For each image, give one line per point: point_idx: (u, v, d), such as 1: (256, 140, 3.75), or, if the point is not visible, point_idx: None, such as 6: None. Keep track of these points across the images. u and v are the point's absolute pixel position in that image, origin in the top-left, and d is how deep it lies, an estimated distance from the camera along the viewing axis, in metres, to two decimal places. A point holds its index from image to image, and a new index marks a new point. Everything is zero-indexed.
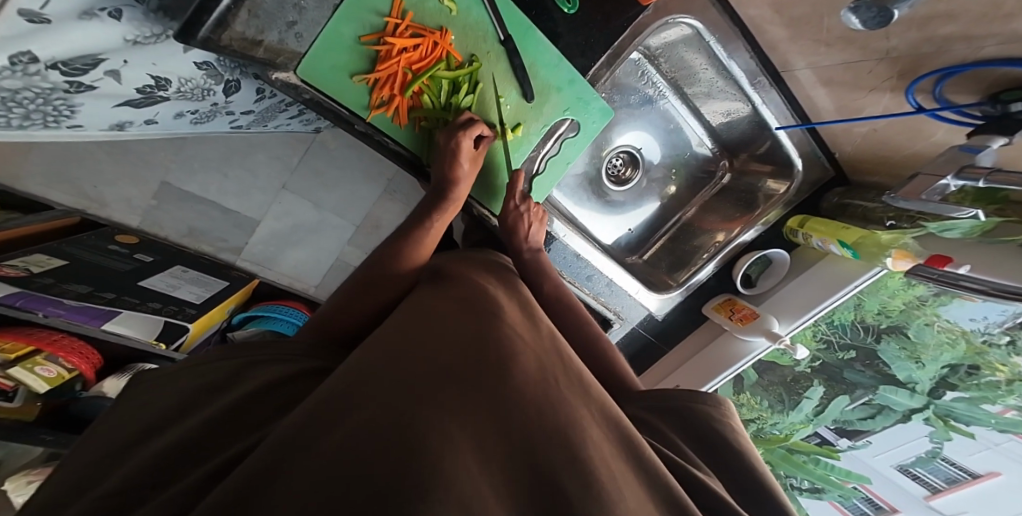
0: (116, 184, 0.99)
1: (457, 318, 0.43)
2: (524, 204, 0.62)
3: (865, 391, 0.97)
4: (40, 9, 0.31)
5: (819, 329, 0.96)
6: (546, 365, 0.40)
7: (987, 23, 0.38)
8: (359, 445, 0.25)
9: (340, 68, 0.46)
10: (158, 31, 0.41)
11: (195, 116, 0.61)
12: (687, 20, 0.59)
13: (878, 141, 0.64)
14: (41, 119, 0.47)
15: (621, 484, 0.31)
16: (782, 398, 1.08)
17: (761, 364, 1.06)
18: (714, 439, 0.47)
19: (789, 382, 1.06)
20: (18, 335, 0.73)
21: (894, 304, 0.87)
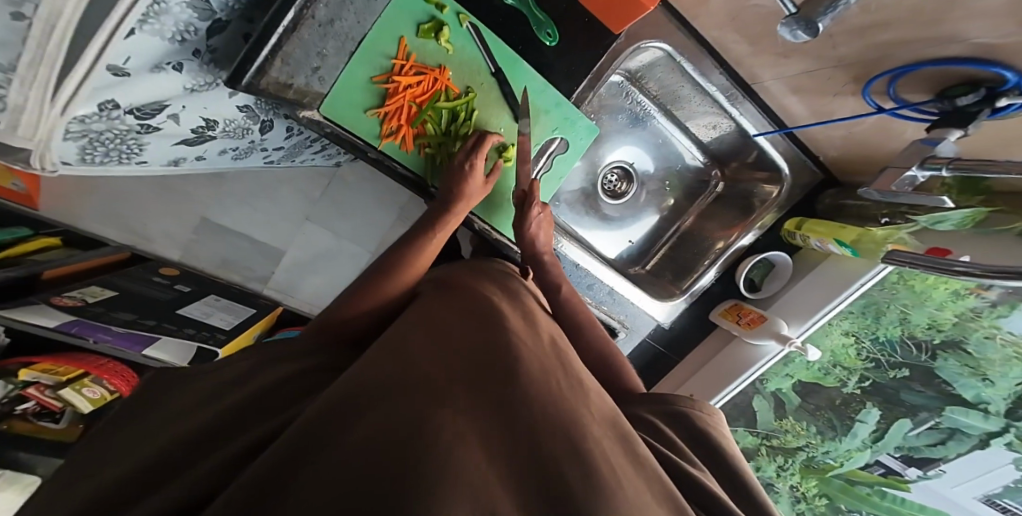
0: (159, 221, 1.11)
1: (461, 332, 0.46)
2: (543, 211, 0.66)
3: (930, 413, 0.90)
4: (123, 64, 0.41)
5: (863, 345, 0.94)
6: (547, 372, 0.41)
7: (919, 30, 0.42)
8: (376, 438, 0.26)
9: (355, 105, 0.54)
10: (210, 80, 0.50)
11: (236, 152, 0.70)
12: (657, 44, 0.66)
13: (856, 142, 0.68)
14: (117, 156, 0.57)
15: (622, 479, 0.32)
16: (833, 425, 1.02)
17: (801, 387, 1.04)
18: (702, 437, 0.50)
19: (839, 404, 1.01)
20: (74, 360, 0.84)
21: (945, 317, 0.84)
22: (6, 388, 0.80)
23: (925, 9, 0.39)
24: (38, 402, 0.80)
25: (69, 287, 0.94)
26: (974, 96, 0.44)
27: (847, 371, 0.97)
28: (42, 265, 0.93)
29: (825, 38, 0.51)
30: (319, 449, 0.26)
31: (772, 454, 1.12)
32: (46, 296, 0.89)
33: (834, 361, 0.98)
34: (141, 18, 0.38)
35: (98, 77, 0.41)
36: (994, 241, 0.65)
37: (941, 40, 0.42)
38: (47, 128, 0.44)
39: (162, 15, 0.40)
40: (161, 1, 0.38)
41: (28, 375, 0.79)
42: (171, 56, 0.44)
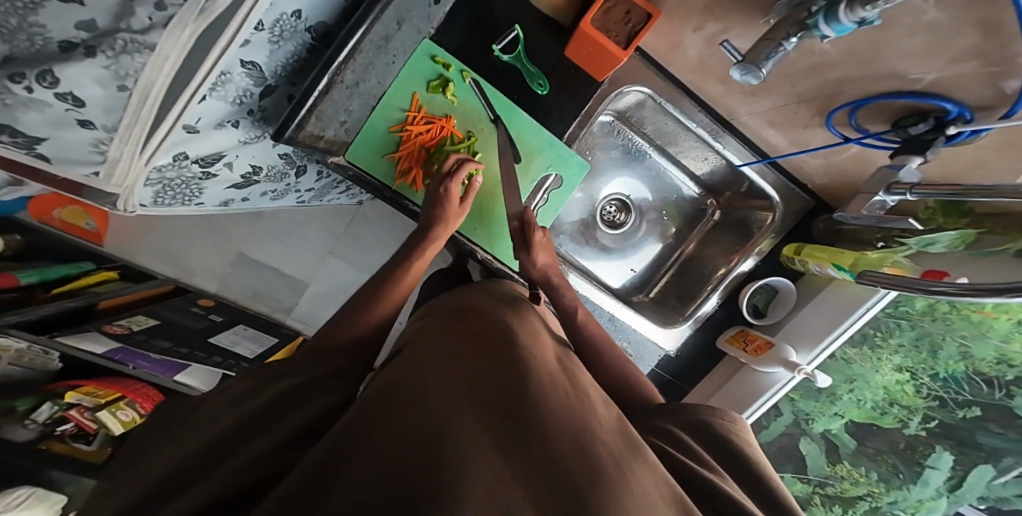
0: (204, 255, 1.24)
1: (469, 343, 0.46)
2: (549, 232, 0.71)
3: (1017, 459, 0.85)
4: (195, 123, 0.51)
5: (922, 382, 0.89)
6: (556, 383, 0.41)
7: (862, 67, 0.49)
8: (393, 452, 0.24)
9: (374, 150, 0.63)
10: (259, 133, 0.61)
11: (274, 194, 0.81)
12: (638, 88, 0.74)
13: (839, 171, 0.72)
14: (181, 199, 0.68)
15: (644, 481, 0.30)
16: (900, 471, 0.96)
17: (853, 429, 0.98)
18: (724, 446, 0.46)
19: (903, 448, 0.95)
20: (113, 384, 0.91)
21: (1014, 351, 0.79)
22: (51, 410, 0.84)
23: (862, 48, 0.46)
24: (77, 424, 0.84)
25: (118, 316, 1.04)
26: (928, 124, 0.49)
27: (907, 410, 0.92)
28: (100, 296, 1.05)
29: (781, 77, 0.57)
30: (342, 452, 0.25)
31: (828, 504, 1.04)
32: (99, 323, 1.01)
33: (890, 399, 0.92)
34: (212, 86, 0.48)
35: (176, 134, 0.50)
36: (990, 262, 0.65)
37: (889, 74, 0.47)
38: (133, 178, 0.55)
39: (227, 84, 0.50)
40: (226, 72, 0.48)
41: (72, 398, 0.85)
42: (231, 116, 0.54)
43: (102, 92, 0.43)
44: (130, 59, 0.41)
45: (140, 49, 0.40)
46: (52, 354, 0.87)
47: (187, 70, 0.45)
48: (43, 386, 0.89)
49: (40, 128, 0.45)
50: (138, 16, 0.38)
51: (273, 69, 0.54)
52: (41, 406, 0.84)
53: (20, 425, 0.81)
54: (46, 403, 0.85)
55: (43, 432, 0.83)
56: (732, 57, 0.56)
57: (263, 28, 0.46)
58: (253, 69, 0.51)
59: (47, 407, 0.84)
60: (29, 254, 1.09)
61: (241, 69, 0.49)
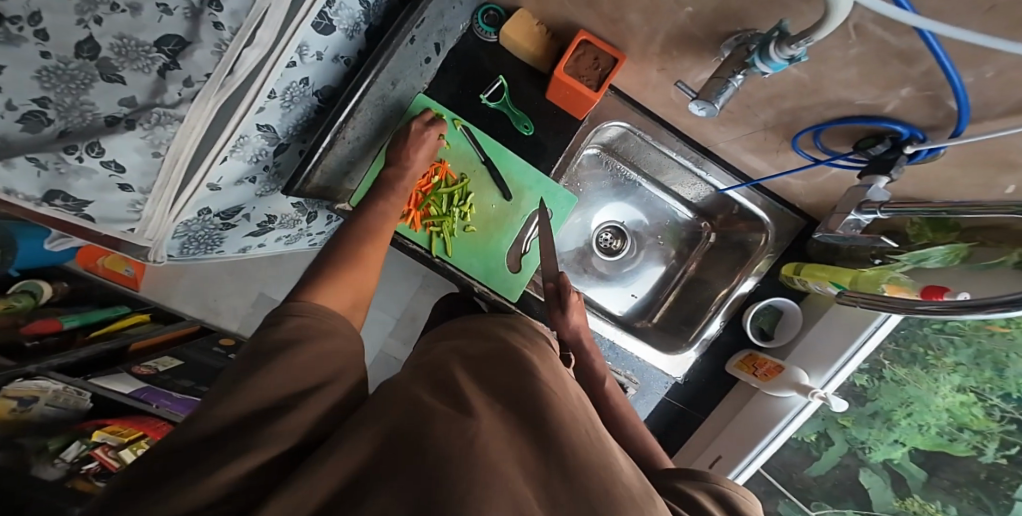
0: (229, 297, 1.31)
1: (490, 348, 0.47)
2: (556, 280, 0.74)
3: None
4: (217, 181, 0.60)
5: (992, 404, 0.77)
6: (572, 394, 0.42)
7: (809, 97, 0.53)
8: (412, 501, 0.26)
9: (376, 195, 0.69)
10: (271, 187, 0.69)
11: (289, 239, 0.88)
12: (618, 123, 0.79)
13: (817, 190, 0.76)
14: (203, 249, 0.75)
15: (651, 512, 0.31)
16: (986, 506, 0.79)
17: (922, 455, 0.85)
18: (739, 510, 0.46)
19: (985, 480, 0.79)
20: (136, 423, 0.91)
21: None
22: (78, 449, 0.84)
23: (806, 82, 0.51)
24: (101, 463, 0.83)
25: (147, 357, 1.12)
26: (885, 144, 0.52)
27: (980, 437, 0.79)
28: (131, 337, 1.13)
29: (744, 108, 0.62)
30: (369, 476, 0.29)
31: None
32: (128, 364, 1.08)
33: (958, 423, 0.80)
34: (231, 147, 0.56)
35: (200, 191, 0.59)
36: (989, 275, 0.63)
37: (832, 103, 0.52)
38: (162, 230, 0.61)
39: (245, 145, 0.58)
40: (244, 136, 0.57)
41: (99, 436, 0.85)
42: (248, 173, 0.63)
43: (139, 159, 0.50)
44: (163, 130, 0.48)
45: (171, 120, 0.48)
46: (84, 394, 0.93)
47: (209, 136, 0.53)
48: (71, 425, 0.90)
49: (87, 192, 0.51)
50: (170, 92, 0.46)
51: (285, 130, 0.62)
52: (70, 445, 0.84)
53: (49, 463, 0.80)
54: (74, 442, 0.85)
55: (69, 471, 0.81)
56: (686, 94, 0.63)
57: (275, 95, 0.54)
58: (267, 132, 0.60)
59: (76, 446, 0.84)
60: (81, 299, 1.21)
61: (257, 132, 0.58)
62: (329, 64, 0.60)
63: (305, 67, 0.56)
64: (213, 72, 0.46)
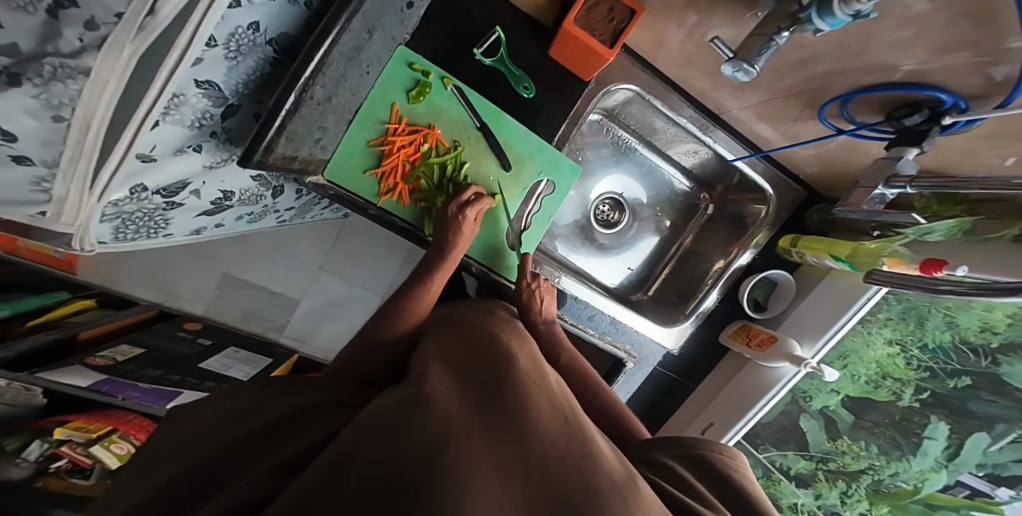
0: (188, 279, 1.19)
1: (476, 363, 0.48)
2: (535, 280, 0.72)
3: (1009, 425, 0.82)
4: (149, 151, 0.47)
5: (912, 354, 0.88)
6: (556, 403, 0.43)
7: (848, 60, 0.48)
8: (391, 461, 0.29)
9: (356, 167, 0.61)
10: (225, 157, 0.56)
11: (251, 217, 0.78)
12: (627, 86, 0.73)
13: (829, 160, 0.72)
14: (147, 232, 0.65)
15: (628, 503, 0.34)
16: (899, 443, 0.94)
17: (850, 402, 0.98)
18: (717, 475, 0.51)
19: (900, 420, 0.94)
20: (106, 417, 0.88)
21: (997, 319, 0.78)
22: (41, 447, 0.82)
23: (849, 43, 0.46)
24: (71, 460, 0.82)
25: (103, 347, 1.02)
26: (920, 115, 0.49)
27: (899, 383, 0.91)
28: (78, 326, 1.02)
29: (771, 72, 0.57)
30: (342, 463, 0.30)
31: (832, 479, 1.02)
32: (81, 356, 0.98)
33: (883, 372, 0.91)
34: (165, 110, 0.43)
35: (129, 164, 0.46)
36: (988, 248, 0.64)
37: (873, 67, 0.47)
38: (86, 215, 0.50)
39: (182, 106, 0.45)
40: (179, 94, 0.43)
41: (62, 434, 0.82)
42: (191, 141, 0.50)
43: (37, 125, 0.38)
44: (62, 87, 0.35)
45: (74, 74, 0.34)
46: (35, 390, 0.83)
47: (132, 95, 0.40)
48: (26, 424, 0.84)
49: None
50: (67, 37, 0.32)
51: (233, 88, 0.48)
52: (31, 444, 0.81)
53: (12, 463, 0.79)
54: (35, 441, 0.82)
55: (37, 469, 0.81)
56: (724, 54, 0.55)
57: (215, 44, 0.40)
58: (210, 89, 0.46)
59: (37, 445, 0.82)
60: (7, 287, 1.03)
61: (196, 90, 0.44)
62: (284, 6, 0.45)
63: (254, 6, 0.41)
64: (127, 13, 0.31)
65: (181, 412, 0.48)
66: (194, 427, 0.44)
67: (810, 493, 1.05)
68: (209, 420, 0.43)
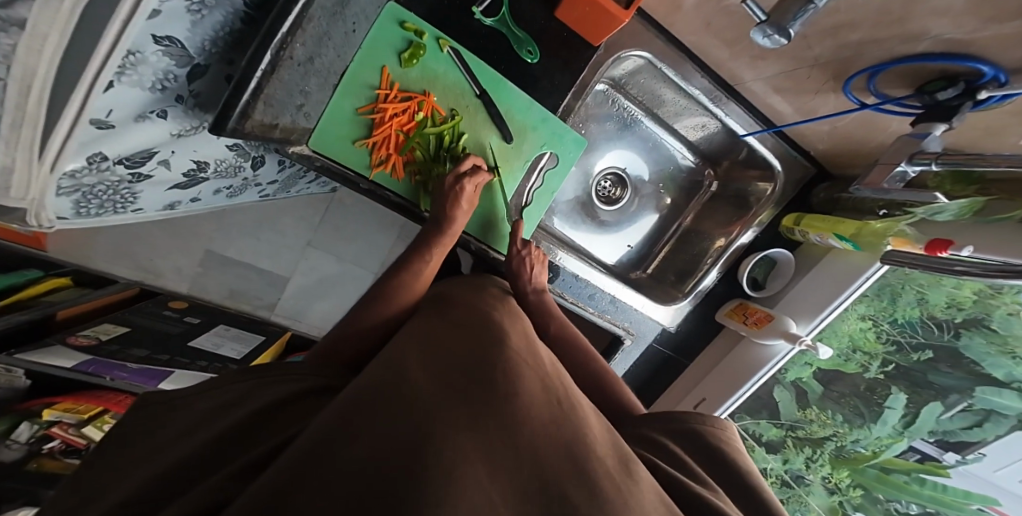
0: (168, 255, 1.14)
1: (463, 345, 0.46)
2: (525, 246, 0.69)
3: (961, 395, 0.83)
4: (106, 117, 0.41)
5: (882, 329, 0.90)
6: (548, 387, 0.42)
7: (884, 28, 0.45)
8: (375, 458, 0.26)
9: (343, 137, 0.55)
10: (196, 124, 0.51)
11: (230, 191, 0.73)
12: (638, 52, 0.68)
13: (843, 136, 0.69)
14: (112, 207, 0.60)
15: (624, 495, 0.32)
16: (861, 412, 0.96)
17: (822, 374, 0.99)
18: (707, 450, 0.50)
19: (864, 390, 0.96)
20: (92, 398, 0.89)
21: (963, 295, 0.79)
22: (31, 429, 0.83)
23: (891, 10, 0.42)
24: (64, 441, 0.84)
25: (83, 326, 0.96)
26: (956, 89, 0.47)
27: (868, 356, 0.92)
28: (55, 304, 0.95)
29: (798, 40, 0.53)
30: (321, 455, 0.28)
31: (799, 445, 1.05)
32: (61, 335, 0.93)
33: (853, 346, 0.93)
34: (118, 70, 0.37)
35: (82, 131, 0.41)
36: (997, 229, 0.61)
37: (911, 36, 0.44)
38: (38, 187, 0.44)
39: (140, 65, 0.39)
40: (137, 51, 0.38)
41: (51, 415, 0.84)
42: (153, 106, 0.44)
43: None
44: None
45: (5, 27, 0.29)
46: (16, 372, 0.82)
47: (80, 53, 0.34)
48: (13, 405, 0.85)
49: None
50: None
51: (200, 45, 0.42)
52: (19, 426, 0.83)
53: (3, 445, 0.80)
54: (24, 423, 0.83)
55: (30, 451, 0.82)
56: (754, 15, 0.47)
57: None
58: (172, 46, 0.40)
59: (26, 427, 0.83)
60: None
61: (155, 46, 0.38)
62: None
63: None
64: None
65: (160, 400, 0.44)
66: (172, 425, 0.41)
67: (778, 458, 1.07)
68: (190, 416, 0.41)
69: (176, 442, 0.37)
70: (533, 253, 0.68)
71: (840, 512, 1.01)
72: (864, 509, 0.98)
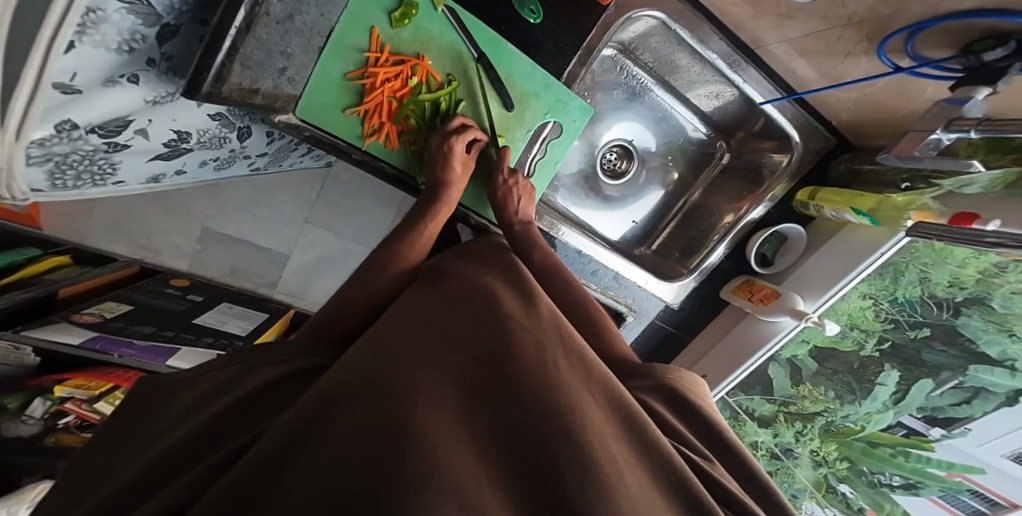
0: (166, 233, 1.12)
1: (455, 319, 0.44)
2: (512, 176, 0.63)
3: (952, 373, 0.82)
4: (70, 81, 0.38)
5: (881, 307, 0.87)
6: (545, 352, 0.39)
7: None
8: (351, 445, 0.25)
9: (332, 104, 0.52)
10: (172, 91, 0.48)
11: (217, 163, 0.70)
12: (650, 13, 0.64)
13: (870, 105, 0.65)
14: (90, 179, 0.57)
15: (621, 463, 0.30)
16: (852, 388, 0.95)
17: (818, 352, 0.97)
18: (708, 415, 0.47)
19: (857, 368, 0.94)
20: (101, 374, 0.90)
21: (967, 274, 0.76)
22: (44, 405, 0.84)
23: None
24: (78, 416, 0.85)
25: (85, 303, 0.95)
26: (1003, 51, 0.43)
27: (864, 334, 0.90)
28: (58, 282, 0.94)
29: None
30: (300, 445, 0.27)
31: (790, 420, 1.04)
32: (65, 312, 0.91)
33: (851, 323, 0.90)
34: (79, 28, 0.34)
35: (45, 96, 0.38)
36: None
37: None
38: (6, 155, 0.42)
39: (102, 24, 0.36)
40: (97, 8, 0.34)
41: (63, 392, 0.84)
42: (122, 69, 0.41)
43: None
44: None
45: None
46: (24, 349, 0.83)
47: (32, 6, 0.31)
48: (25, 382, 0.87)
49: None
50: None
51: (169, 1, 0.39)
52: (33, 402, 0.83)
53: (19, 421, 0.82)
54: (37, 399, 0.84)
55: (47, 425, 0.84)
56: None
57: None
58: (137, 3, 0.36)
59: (40, 403, 0.84)
60: None
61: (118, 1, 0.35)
62: None
63: None
64: None
65: (157, 382, 0.43)
66: (167, 411, 0.40)
67: (769, 431, 1.08)
68: (185, 402, 0.39)
69: (168, 433, 0.35)
70: (521, 182, 0.63)
71: (825, 484, 1.03)
72: (848, 480, 1.00)
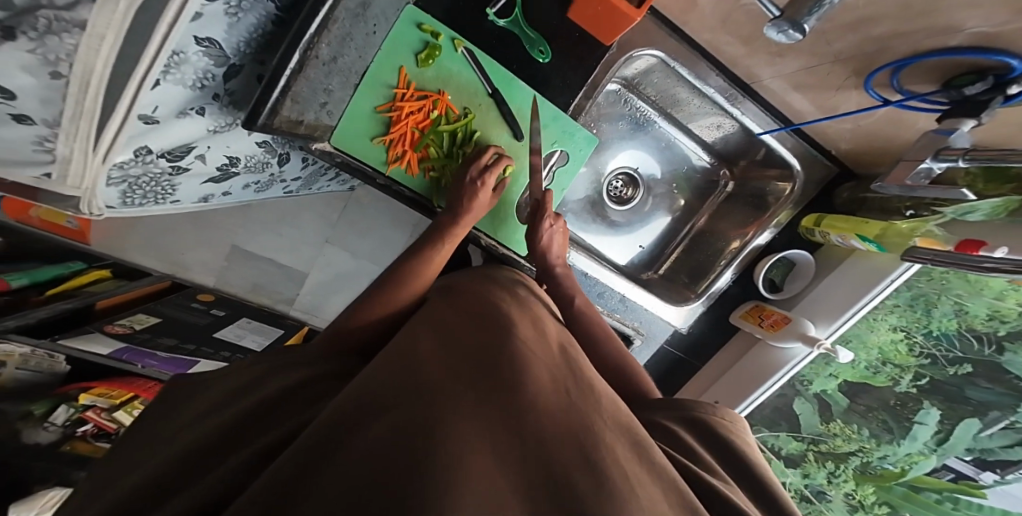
0: (196, 250, 1.19)
1: (471, 338, 0.46)
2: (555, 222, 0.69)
3: (1002, 412, 0.80)
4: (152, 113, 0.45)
5: (915, 341, 0.86)
6: (554, 375, 0.41)
7: (911, 20, 0.44)
8: (377, 448, 0.27)
9: (362, 134, 0.57)
10: (230, 121, 0.54)
11: (257, 186, 0.77)
12: (651, 51, 0.69)
13: (865, 136, 0.68)
14: (154, 198, 0.64)
15: (632, 480, 0.31)
16: (889, 426, 0.93)
17: (849, 388, 0.94)
18: (724, 444, 0.47)
19: (895, 405, 0.91)
20: (123, 384, 0.94)
21: (1006, 307, 0.75)
22: (67, 412, 0.88)
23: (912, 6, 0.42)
24: (96, 425, 0.89)
25: (118, 315, 1.02)
26: (981, 85, 0.46)
27: (899, 369, 0.88)
28: (95, 295, 1.01)
29: (816, 35, 0.53)
30: (332, 450, 0.29)
31: (821, 460, 1.01)
32: (100, 324, 0.99)
33: (884, 358, 0.89)
34: (164, 68, 0.41)
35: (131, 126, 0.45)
36: None
37: (939, 29, 0.43)
38: (92, 175, 0.48)
39: (182, 64, 0.42)
40: (179, 51, 0.41)
41: (86, 400, 0.89)
42: (193, 103, 0.47)
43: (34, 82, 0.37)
44: (58, 41, 0.34)
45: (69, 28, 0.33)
46: (59, 358, 0.87)
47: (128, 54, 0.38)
48: (52, 389, 0.90)
49: None
50: None
51: (235, 46, 0.45)
52: (57, 409, 0.88)
53: (41, 427, 0.85)
54: (61, 406, 0.88)
55: (65, 433, 0.88)
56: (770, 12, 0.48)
57: None
58: (211, 47, 0.43)
59: (63, 410, 0.88)
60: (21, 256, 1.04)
61: (196, 47, 0.41)
62: None
63: None
64: None
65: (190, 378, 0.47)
66: (193, 410, 0.43)
67: (797, 472, 1.04)
68: (208, 403, 0.43)
69: (197, 429, 0.38)
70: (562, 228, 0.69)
71: None
72: None
